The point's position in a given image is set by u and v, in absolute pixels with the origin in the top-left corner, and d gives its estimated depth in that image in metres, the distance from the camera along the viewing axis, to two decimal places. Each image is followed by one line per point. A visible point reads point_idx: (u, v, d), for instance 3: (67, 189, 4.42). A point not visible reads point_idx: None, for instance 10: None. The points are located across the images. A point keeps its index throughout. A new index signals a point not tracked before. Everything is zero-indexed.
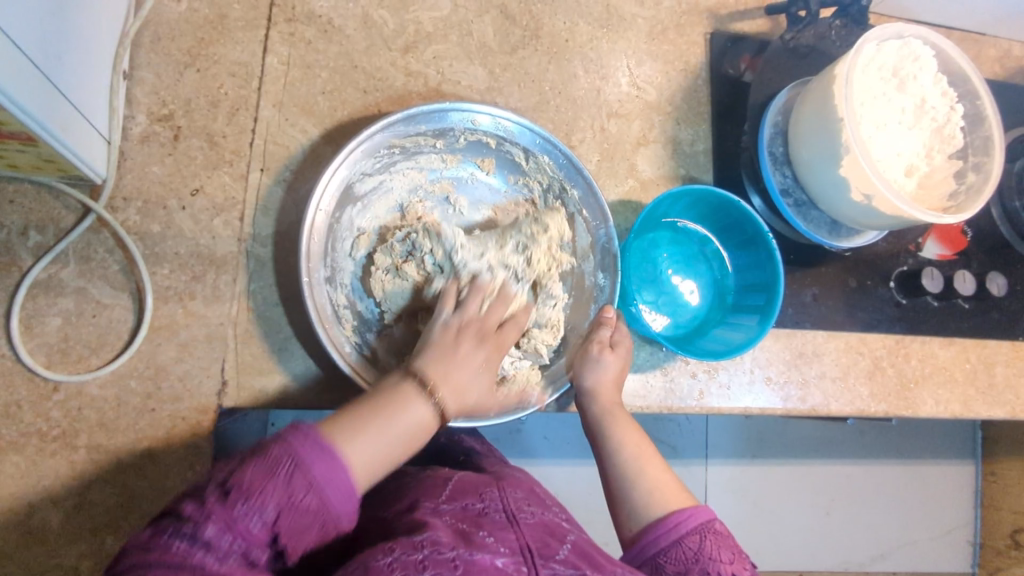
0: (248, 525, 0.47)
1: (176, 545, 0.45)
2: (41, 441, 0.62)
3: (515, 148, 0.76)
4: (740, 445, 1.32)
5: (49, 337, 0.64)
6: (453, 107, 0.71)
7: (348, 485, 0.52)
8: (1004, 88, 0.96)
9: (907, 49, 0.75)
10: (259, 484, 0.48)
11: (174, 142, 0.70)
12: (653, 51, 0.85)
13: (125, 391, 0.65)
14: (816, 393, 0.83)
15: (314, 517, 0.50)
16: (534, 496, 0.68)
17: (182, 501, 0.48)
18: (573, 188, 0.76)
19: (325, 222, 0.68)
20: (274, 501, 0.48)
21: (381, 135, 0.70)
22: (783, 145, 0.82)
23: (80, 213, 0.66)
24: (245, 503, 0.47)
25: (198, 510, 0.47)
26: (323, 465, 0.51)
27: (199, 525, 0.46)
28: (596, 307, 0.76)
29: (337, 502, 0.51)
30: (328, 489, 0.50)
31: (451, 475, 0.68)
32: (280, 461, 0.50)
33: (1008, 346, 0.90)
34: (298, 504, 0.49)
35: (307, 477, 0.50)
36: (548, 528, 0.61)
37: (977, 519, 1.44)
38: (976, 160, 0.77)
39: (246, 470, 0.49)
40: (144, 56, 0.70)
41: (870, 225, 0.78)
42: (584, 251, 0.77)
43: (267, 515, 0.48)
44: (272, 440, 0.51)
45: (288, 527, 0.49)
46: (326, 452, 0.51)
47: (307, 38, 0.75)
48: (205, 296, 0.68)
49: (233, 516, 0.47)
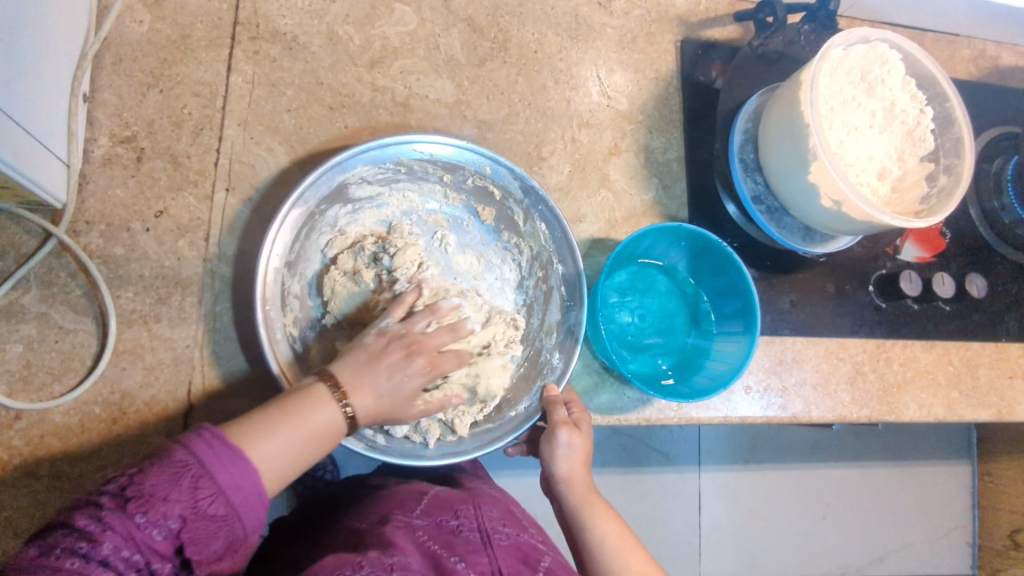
0: (146, 537, 0.46)
1: (66, 564, 0.44)
2: (3, 471, 0.62)
3: (517, 208, 0.76)
4: (732, 451, 1.31)
5: (10, 365, 0.63)
6: (472, 147, 0.72)
7: (252, 482, 0.50)
8: (978, 89, 0.95)
9: (874, 53, 0.74)
10: (161, 495, 0.47)
11: (136, 163, 0.69)
12: (623, 60, 0.85)
13: (89, 417, 0.64)
14: (797, 401, 0.82)
15: (219, 519, 0.48)
16: (510, 516, 0.68)
17: (76, 510, 0.47)
18: (559, 263, 0.75)
19: (308, 210, 0.68)
20: (177, 511, 0.47)
21: (393, 155, 0.71)
22: (753, 151, 0.82)
23: (41, 238, 0.66)
24: (147, 515, 0.46)
25: (96, 525, 0.46)
26: (234, 475, 0.49)
27: (95, 544, 0.45)
28: (540, 385, 0.74)
29: (245, 507, 0.49)
30: (235, 503, 0.49)
31: (427, 489, 0.67)
32: (186, 470, 0.48)
33: (991, 348, 0.89)
34: (202, 513, 0.48)
35: (212, 480, 0.48)
36: (522, 551, 0.60)
37: (975, 520, 1.42)
38: (948, 162, 0.77)
39: (150, 475, 0.47)
40: (106, 79, 0.70)
41: (842, 230, 0.78)
42: (550, 329, 0.77)
43: (170, 524, 0.47)
44: (180, 443, 0.49)
45: (191, 535, 0.48)
46: (238, 463, 0.50)
47: (272, 56, 0.74)
48: (170, 318, 0.67)
49: (130, 531, 0.46)
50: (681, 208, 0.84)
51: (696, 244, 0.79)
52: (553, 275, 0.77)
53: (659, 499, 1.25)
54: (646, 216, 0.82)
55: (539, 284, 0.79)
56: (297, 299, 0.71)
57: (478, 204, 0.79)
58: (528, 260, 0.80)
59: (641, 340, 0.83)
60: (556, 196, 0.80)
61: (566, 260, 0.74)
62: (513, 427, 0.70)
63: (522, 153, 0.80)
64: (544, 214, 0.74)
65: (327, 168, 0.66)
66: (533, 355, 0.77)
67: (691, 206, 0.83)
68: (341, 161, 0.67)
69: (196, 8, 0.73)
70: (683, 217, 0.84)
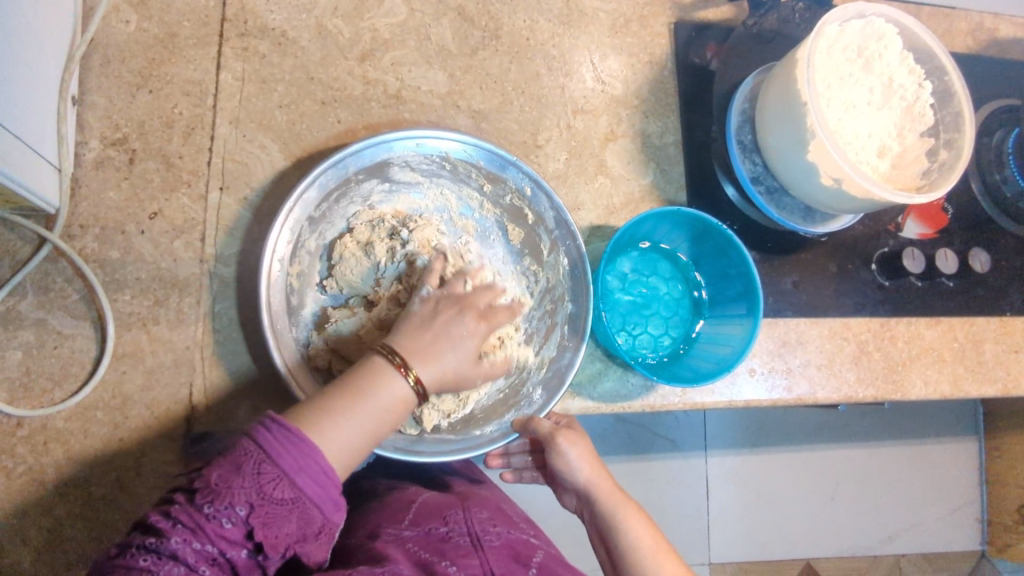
0: (216, 527, 0.47)
1: (139, 561, 0.45)
2: (8, 478, 0.62)
3: (546, 237, 0.76)
4: (738, 435, 1.31)
5: (11, 373, 0.63)
6: (519, 165, 0.72)
7: (318, 462, 0.50)
8: (975, 62, 0.94)
9: (870, 28, 0.74)
10: (227, 484, 0.48)
11: (129, 165, 0.68)
12: (617, 44, 0.84)
13: (91, 423, 0.64)
14: (802, 382, 0.82)
15: (287, 501, 0.48)
16: (500, 515, 0.68)
17: (150, 511, 0.48)
18: (570, 301, 0.74)
19: (346, 175, 0.69)
20: (244, 498, 0.47)
21: (445, 150, 0.72)
22: (751, 132, 0.81)
23: (36, 244, 0.65)
24: (212, 505, 0.47)
25: (167, 521, 0.47)
26: (297, 456, 0.49)
27: (165, 539, 0.46)
28: (514, 415, 0.72)
29: (312, 486, 0.49)
30: (300, 484, 0.49)
31: (417, 497, 0.67)
32: (248, 458, 0.49)
33: (996, 323, 0.89)
34: (270, 497, 0.48)
35: (275, 462, 0.49)
36: (513, 549, 0.60)
37: (984, 496, 1.42)
38: (948, 137, 0.76)
39: (214, 469, 0.48)
40: (94, 81, 0.69)
41: (842, 209, 0.77)
42: (542, 364, 0.75)
43: (239, 511, 0.47)
44: (245, 433, 0.51)
45: (264, 520, 0.48)
46: (300, 445, 0.50)
47: (261, 52, 0.73)
48: (168, 320, 0.67)
49: (198, 523, 0.47)
50: (680, 192, 0.83)
51: (696, 227, 0.78)
52: (561, 311, 0.75)
53: (665, 485, 1.25)
54: (644, 201, 0.82)
55: (545, 317, 0.77)
56: (308, 255, 0.71)
57: (510, 223, 0.79)
58: (542, 290, 0.78)
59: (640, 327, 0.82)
60: (553, 184, 0.80)
61: (580, 301, 0.73)
62: (470, 443, 0.68)
63: (518, 141, 0.79)
64: (571, 251, 0.73)
65: (373, 143, 0.68)
66: (516, 384, 0.75)
67: (690, 189, 0.82)
68: (391, 140, 0.69)
69: (183, 6, 0.72)
70: (682, 200, 0.83)
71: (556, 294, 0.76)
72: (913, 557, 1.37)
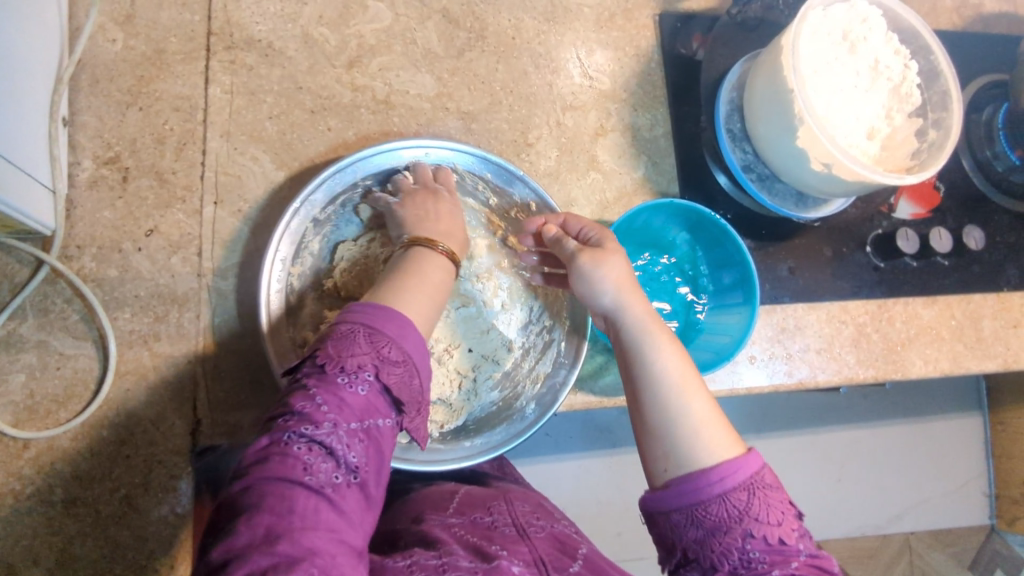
0: (354, 398, 0.54)
1: (296, 448, 0.51)
2: (18, 500, 0.62)
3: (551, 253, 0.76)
4: (743, 421, 1.32)
5: (15, 396, 0.63)
6: (525, 179, 0.72)
7: (413, 331, 0.59)
8: (962, 40, 0.94)
9: (854, 12, 0.74)
10: (346, 354, 0.55)
11: (123, 184, 0.69)
12: (603, 39, 0.84)
13: (98, 441, 0.64)
14: (802, 367, 0.82)
15: (400, 363, 0.57)
16: (541, 508, 0.68)
17: (285, 405, 0.53)
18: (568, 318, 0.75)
19: (355, 180, 0.70)
20: (368, 362, 0.55)
21: (456, 161, 0.73)
22: (741, 120, 0.81)
23: (34, 266, 0.66)
24: (345, 376, 0.54)
25: (311, 405, 0.52)
26: (398, 325, 0.58)
27: (317, 424, 0.52)
28: (505, 425, 0.72)
29: (416, 354, 0.58)
30: (408, 349, 0.58)
31: (458, 489, 0.68)
32: (358, 330, 0.56)
33: (993, 298, 0.89)
34: (388, 360, 0.56)
35: (383, 332, 0.57)
36: (558, 539, 0.61)
37: (990, 470, 1.42)
38: (936, 116, 0.76)
39: (333, 346, 0.55)
40: (84, 100, 0.69)
41: (835, 192, 0.77)
42: (536, 381, 0.75)
43: (368, 378, 0.55)
44: (344, 318, 0.58)
45: (387, 385, 0.56)
46: (393, 315, 0.58)
47: (248, 64, 0.73)
48: (169, 336, 0.67)
49: (340, 397, 0.53)
50: (672, 183, 0.83)
51: (690, 218, 0.78)
52: (558, 330, 0.76)
53: None
54: (636, 195, 0.82)
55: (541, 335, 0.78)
56: (311, 255, 0.72)
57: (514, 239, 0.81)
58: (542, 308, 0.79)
59: None
60: (546, 181, 0.80)
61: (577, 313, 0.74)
62: (457, 454, 0.68)
63: (509, 141, 0.80)
64: None
65: (380, 150, 0.69)
66: (510, 396, 0.76)
67: (682, 181, 0.83)
68: (400, 150, 0.71)
69: (168, 22, 0.72)
70: (676, 191, 0.83)
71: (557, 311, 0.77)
72: (921, 534, 1.38)
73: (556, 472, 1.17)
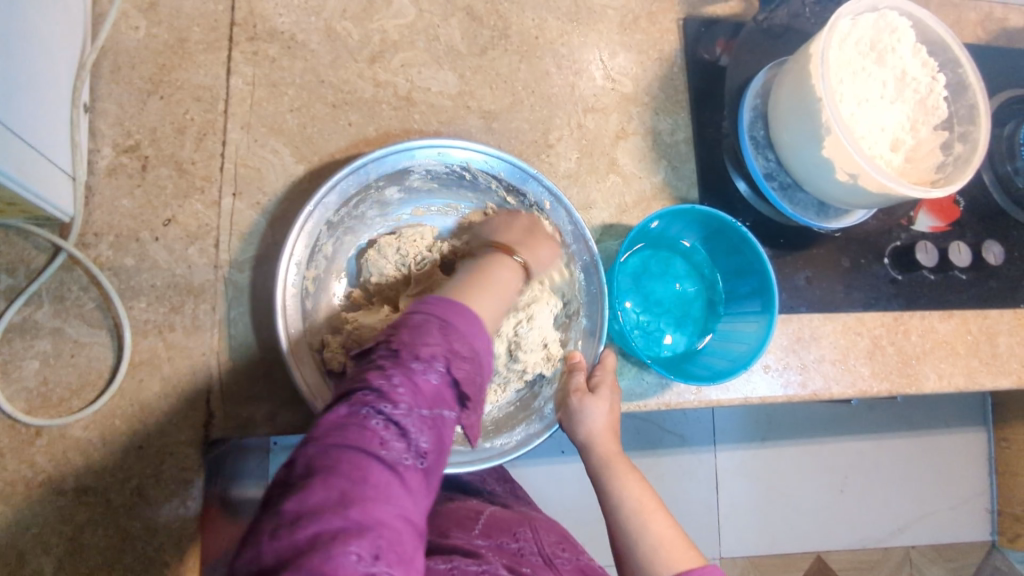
0: (427, 383, 0.50)
1: (373, 422, 0.47)
2: (27, 488, 0.62)
3: (562, 251, 0.76)
4: (748, 429, 1.31)
5: (28, 382, 0.63)
6: (536, 176, 0.71)
7: (481, 327, 0.57)
8: (986, 53, 0.94)
9: (883, 22, 0.73)
10: (420, 342, 0.52)
11: (142, 172, 0.68)
12: (626, 42, 0.83)
13: (110, 431, 0.64)
14: (817, 378, 0.82)
15: (469, 356, 0.54)
16: (567, 541, 0.68)
17: (344, 390, 0.49)
18: (583, 316, 0.74)
19: (367, 182, 0.70)
20: (439, 351, 0.52)
21: (466, 160, 0.72)
22: (764, 128, 0.81)
23: (50, 252, 0.65)
24: (419, 361, 0.51)
25: (388, 382, 0.49)
26: (468, 322, 0.56)
27: (393, 402, 0.48)
28: (524, 428, 0.72)
29: (482, 350, 0.56)
30: (476, 347, 0.55)
31: (484, 510, 0.68)
32: (433, 321, 0.54)
33: (1009, 315, 0.88)
34: (456, 355, 0.53)
35: (456, 327, 0.54)
36: (585, 573, 0.61)
37: (993, 487, 1.42)
38: (962, 129, 0.75)
39: (404, 333, 0.52)
40: (105, 87, 0.69)
41: (858, 204, 0.76)
42: (553, 379, 0.75)
43: (439, 367, 0.51)
44: (405, 314, 0.56)
45: (460, 377, 0.53)
46: (467, 318, 0.56)
47: (271, 56, 0.73)
48: (184, 327, 0.67)
49: (413, 380, 0.49)
50: (692, 189, 0.82)
51: (706, 224, 0.78)
52: (574, 326, 0.76)
53: (676, 480, 1.26)
54: (655, 200, 0.81)
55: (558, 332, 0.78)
56: (324, 258, 0.72)
57: None
58: None
59: (655, 326, 0.82)
60: (565, 183, 0.79)
61: (593, 316, 0.73)
62: (481, 456, 0.68)
63: (529, 141, 0.79)
64: (583, 254, 0.73)
65: (396, 150, 0.68)
66: (526, 397, 0.76)
67: (702, 187, 0.82)
68: (415, 149, 0.69)
69: (192, 11, 0.72)
70: (695, 198, 0.82)
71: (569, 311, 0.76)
72: (924, 549, 1.37)
73: (560, 474, 1.15)
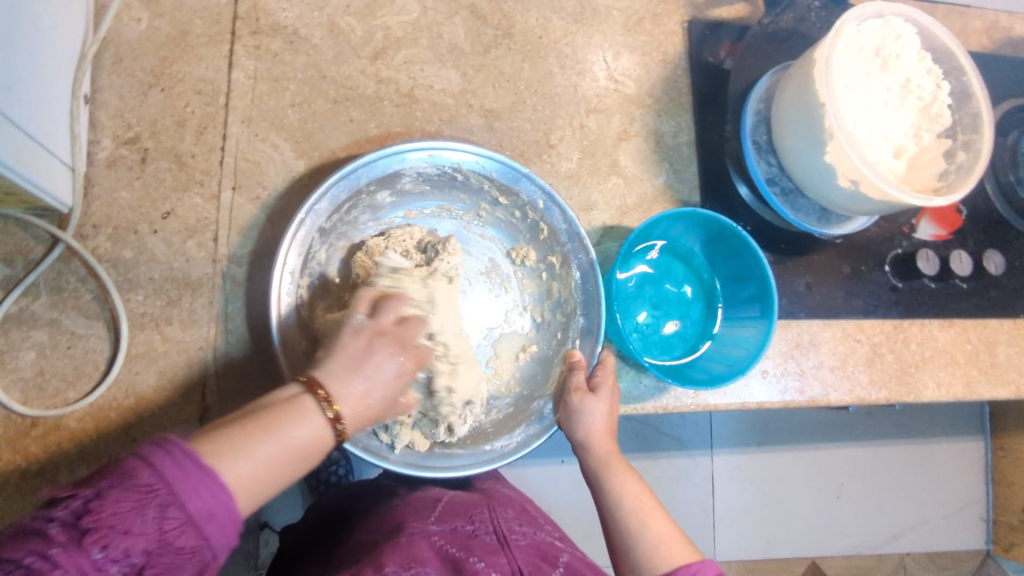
0: (105, 571, 0.40)
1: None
2: (22, 479, 0.62)
3: (558, 250, 0.75)
4: (745, 433, 1.31)
5: (24, 372, 0.63)
6: (530, 176, 0.71)
7: (225, 495, 0.43)
8: (991, 61, 0.93)
9: (888, 29, 0.73)
10: (118, 521, 0.40)
11: (141, 164, 0.68)
12: (630, 43, 0.83)
13: (104, 423, 0.64)
14: (815, 384, 0.82)
15: (193, 537, 0.42)
16: (524, 514, 0.68)
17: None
18: (580, 316, 0.74)
19: (358, 187, 0.69)
20: (144, 538, 0.41)
21: (459, 161, 0.71)
22: (767, 133, 0.80)
23: (48, 243, 0.65)
24: (103, 543, 0.40)
25: (41, 561, 0.38)
26: (209, 499, 0.43)
27: None
28: (524, 430, 0.72)
29: (219, 531, 0.43)
30: (205, 529, 0.42)
31: (440, 496, 0.66)
32: (162, 494, 0.41)
33: (1009, 324, 0.88)
34: (174, 536, 0.41)
35: (179, 500, 0.42)
36: (540, 549, 0.62)
37: (989, 497, 1.41)
38: (966, 138, 0.75)
39: (112, 500, 0.40)
40: (106, 79, 0.69)
41: (859, 210, 0.76)
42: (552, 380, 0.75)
43: (132, 553, 0.41)
44: (145, 457, 0.42)
45: (155, 571, 0.41)
46: (206, 484, 0.43)
47: (273, 50, 0.73)
48: (181, 321, 0.67)
49: (81, 566, 0.39)
50: (693, 192, 0.82)
51: (707, 227, 0.77)
52: (572, 326, 0.76)
53: (671, 482, 1.26)
54: (656, 202, 0.81)
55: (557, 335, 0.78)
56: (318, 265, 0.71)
57: (521, 232, 0.80)
58: (555, 302, 0.79)
59: (654, 329, 0.82)
60: (566, 184, 0.79)
61: (590, 316, 0.73)
62: (480, 459, 0.68)
63: (531, 141, 0.79)
64: (582, 262, 0.72)
65: (387, 154, 0.68)
66: (524, 399, 0.76)
67: (703, 190, 0.82)
68: (405, 151, 0.69)
69: (194, 4, 0.72)
70: (696, 201, 0.82)
71: (567, 311, 0.76)
72: (918, 556, 1.37)
73: (555, 475, 1.15)
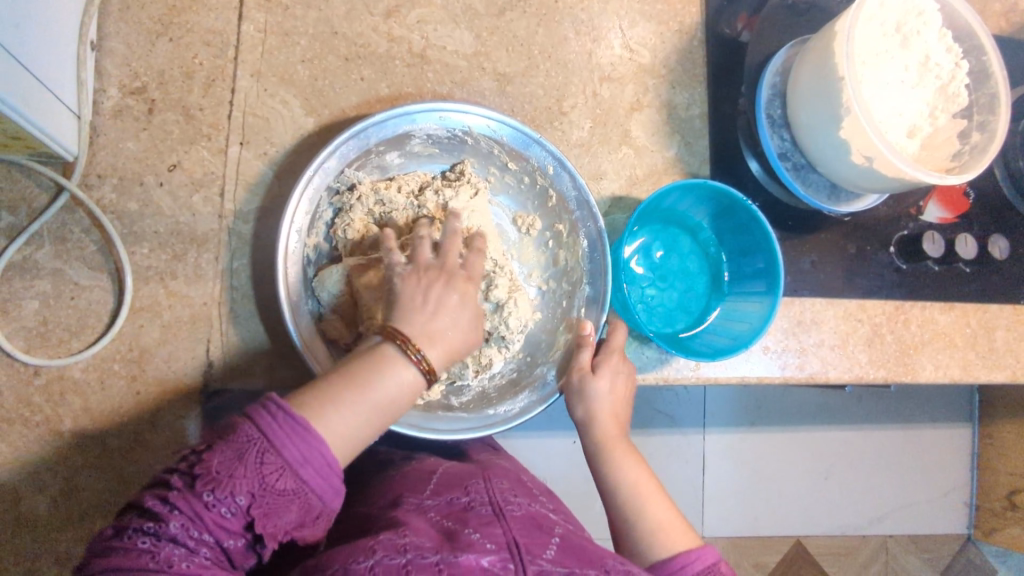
0: (217, 514, 0.45)
1: (140, 543, 0.44)
2: (25, 428, 0.62)
3: (567, 218, 0.75)
4: (739, 411, 1.32)
5: (27, 321, 0.63)
6: (540, 141, 0.70)
7: (321, 445, 0.48)
8: (1009, 44, 0.92)
9: (911, 4, 0.72)
10: (221, 470, 0.45)
11: (148, 115, 0.67)
12: (646, 11, 0.82)
13: (108, 375, 0.64)
14: (814, 361, 0.82)
15: (292, 485, 0.47)
16: (520, 487, 0.66)
17: (146, 492, 0.46)
18: (585, 284, 0.74)
19: (368, 146, 0.68)
20: (245, 488, 0.45)
21: (470, 124, 0.70)
22: (781, 107, 0.79)
23: (52, 192, 0.64)
24: (213, 492, 0.45)
25: (165, 506, 0.45)
26: (301, 449, 0.47)
27: (163, 524, 0.44)
28: (529, 396, 0.72)
29: (317, 479, 0.47)
30: (305, 476, 0.47)
31: (437, 466, 0.66)
32: (254, 446, 0.46)
33: (1009, 310, 0.89)
34: (272, 487, 0.46)
35: (278, 451, 0.46)
36: (535, 520, 0.58)
37: (974, 481, 1.44)
38: (982, 119, 0.75)
39: (215, 454, 0.46)
40: (113, 25, 0.67)
41: (871, 188, 0.76)
42: (557, 348, 0.76)
43: (240, 501, 0.46)
44: (247, 418, 0.48)
45: (263, 511, 0.46)
46: (304, 434, 0.47)
47: (284, 3, 0.71)
48: (185, 276, 0.66)
49: (197, 509, 0.45)
50: (703, 165, 0.82)
51: (717, 200, 0.77)
52: (577, 295, 0.75)
53: (665, 457, 1.27)
54: (666, 174, 0.80)
55: (563, 304, 0.78)
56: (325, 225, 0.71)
57: (529, 200, 0.79)
58: (561, 271, 0.79)
59: (659, 300, 0.82)
60: (576, 152, 0.78)
61: (595, 284, 0.73)
62: (485, 423, 0.68)
63: (543, 107, 0.78)
64: (591, 232, 0.72)
65: (398, 113, 0.67)
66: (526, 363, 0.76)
67: (713, 163, 0.81)
68: (416, 112, 0.68)
69: None
70: (706, 174, 0.82)
71: (574, 279, 0.76)
72: (901, 537, 1.40)
73: (550, 447, 1.16)
